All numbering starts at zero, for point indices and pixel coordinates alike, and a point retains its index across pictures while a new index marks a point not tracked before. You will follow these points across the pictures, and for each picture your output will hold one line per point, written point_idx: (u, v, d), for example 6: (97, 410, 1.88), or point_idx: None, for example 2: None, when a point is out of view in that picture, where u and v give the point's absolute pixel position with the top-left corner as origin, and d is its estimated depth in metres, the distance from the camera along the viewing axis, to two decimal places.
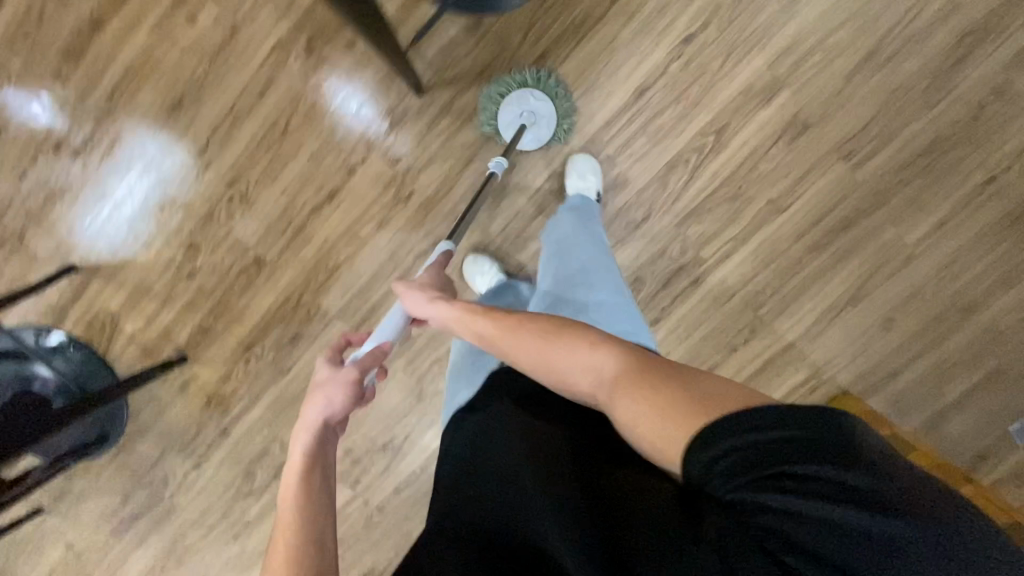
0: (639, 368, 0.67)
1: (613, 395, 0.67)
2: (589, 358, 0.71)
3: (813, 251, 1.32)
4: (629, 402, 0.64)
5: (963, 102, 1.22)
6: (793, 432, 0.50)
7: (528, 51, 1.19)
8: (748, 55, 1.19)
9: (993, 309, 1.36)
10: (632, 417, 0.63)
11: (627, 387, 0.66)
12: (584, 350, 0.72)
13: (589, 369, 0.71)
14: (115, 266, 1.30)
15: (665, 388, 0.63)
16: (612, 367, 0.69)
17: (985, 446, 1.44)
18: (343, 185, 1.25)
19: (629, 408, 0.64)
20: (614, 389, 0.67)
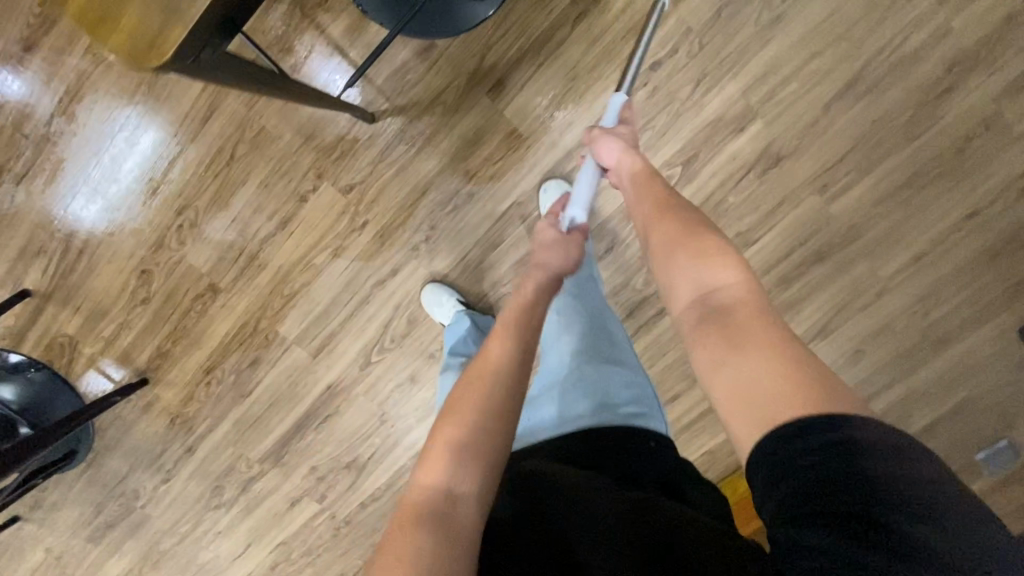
0: (748, 310, 0.56)
1: (702, 332, 0.57)
2: (701, 268, 0.60)
3: (783, 283, 1.27)
4: (714, 343, 0.55)
5: (947, 135, 1.16)
6: (830, 461, 0.43)
7: (483, 78, 1.14)
8: (719, 83, 1.14)
9: (966, 343, 1.29)
10: (714, 361, 0.54)
11: (720, 325, 0.56)
12: (701, 263, 0.60)
13: (695, 284, 0.60)
14: (70, 290, 1.29)
15: (769, 347, 0.52)
16: (722, 295, 0.58)
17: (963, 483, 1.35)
18: (295, 214, 1.22)
19: (713, 350, 0.54)
20: (704, 320, 0.57)
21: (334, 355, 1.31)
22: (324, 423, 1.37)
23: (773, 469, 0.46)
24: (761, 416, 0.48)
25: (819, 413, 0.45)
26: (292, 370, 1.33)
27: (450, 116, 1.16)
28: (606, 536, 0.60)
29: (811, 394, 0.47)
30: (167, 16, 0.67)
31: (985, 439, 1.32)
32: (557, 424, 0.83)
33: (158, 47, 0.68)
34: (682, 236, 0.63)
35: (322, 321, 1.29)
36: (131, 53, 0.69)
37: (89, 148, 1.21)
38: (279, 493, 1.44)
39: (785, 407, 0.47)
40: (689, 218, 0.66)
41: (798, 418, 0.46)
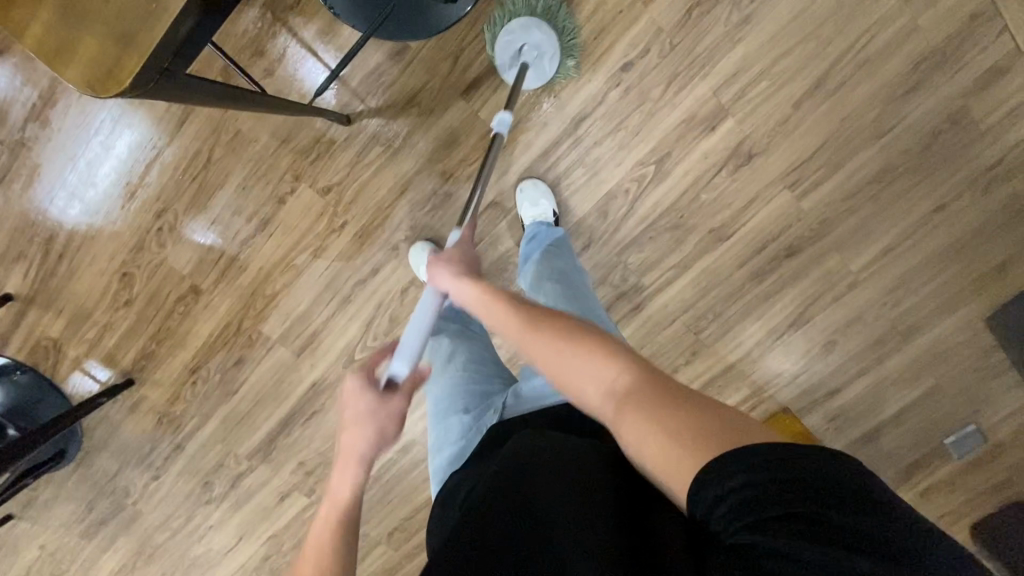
0: (653, 384, 0.52)
1: (618, 419, 0.52)
2: (592, 367, 0.55)
3: (756, 277, 1.29)
4: (634, 422, 0.50)
5: (913, 131, 1.18)
6: (781, 470, 0.42)
7: (458, 80, 1.16)
8: (691, 82, 1.17)
9: (932, 334, 1.31)
10: (639, 439, 0.49)
11: (635, 403, 0.51)
12: (587, 362, 0.56)
13: (592, 382, 0.55)
14: (51, 293, 1.30)
15: (685, 411, 0.48)
16: (623, 379, 0.53)
17: (931, 466, 1.39)
18: (274, 215, 1.24)
19: (634, 426, 0.50)
20: (621, 406, 0.52)
21: (317, 353, 1.33)
22: (311, 420, 1.38)
23: (735, 476, 0.43)
24: (690, 466, 0.45)
25: (739, 448, 0.44)
26: (276, 369, 1.35)
27: (426, 117, 1.18)
28: (583, 520, 0.53)
29: (733, 436, 0.45)
30: (125, 44, 0.68)
31: (946, 422, 1.36)
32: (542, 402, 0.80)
33: (116, 73, 0.68)
34: (558, 343, 0.58)
35: (305, 320, 1.31)
36: (88, 76, 0.69)
37: (65, 154, 1.23)
38: (268, 488, 1.46)
39: (713, 449, 0.45)
40: (561, 325, 0.60)
41: (732, 452, 0.44)
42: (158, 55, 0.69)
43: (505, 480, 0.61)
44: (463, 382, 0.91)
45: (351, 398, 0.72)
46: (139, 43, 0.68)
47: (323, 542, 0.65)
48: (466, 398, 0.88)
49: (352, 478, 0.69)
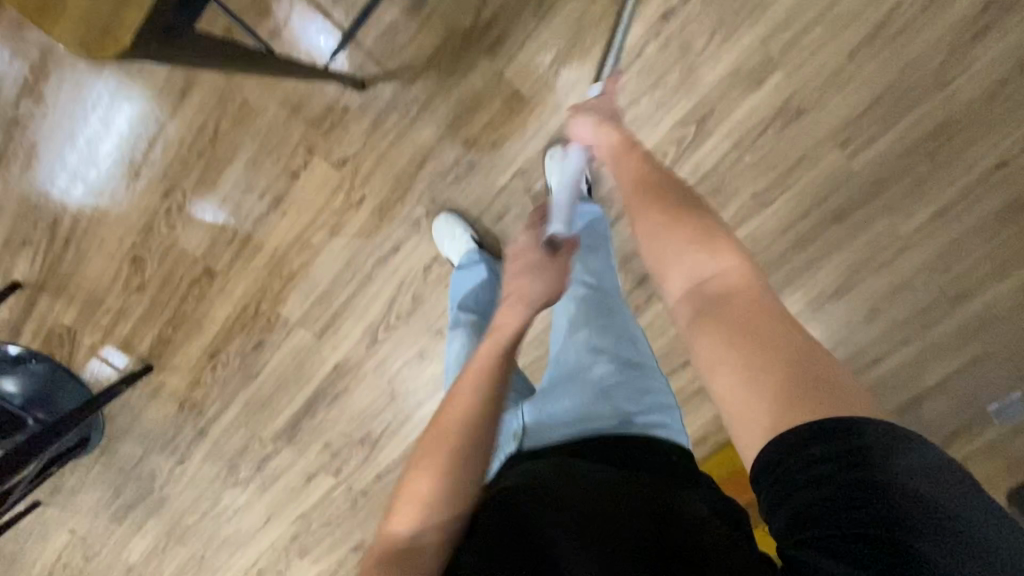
0: (756, 297, 0.46)
1: (701, 316, 0.47)
2: (694, 256, 0.50)
3: (800, 244, 1.21)
4: (712, 331, 0.45)
5: (980, 80, 1.07)
6: (843, 472, 0.35)
7: (480, 36, 1.06)
8: (736, 33, 1.09)
9: (987, 300, 1.19)
10: (709, 359, 0.45)
11: (722, 313, 0.46)
12: (689, 247, 0.50)
13: (691, 273, 0.50)
14: (61, 279, 1.25)
15: (774, 342, 0.42)
16: (722, 281, 0.48)
17: (990, 443, 1.26)
18: (287, 191, 1.17)
19: (708, 340, 0.45)
20: (708, 307, 0.47)
21: (340, 335, 1.28)
22: (335, 402, 1.34)
23: (785, 482, 0.37)
24: (756, 417, 0.41)
25: (820, 419, 0.37)
26: (297, 352, 1.30)
27: (447, 79, 1.08)
28: (602, 535, 0.49)
29: (819, 398, 0.39)
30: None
31: (995, 387, 1.23)
32: (561, 430, 0.68)
33: (114, 30, 0.60)
34: (670, 223, 0.53)
35: (325, 301, 1.25)
36: (81, 37, 0.61)
37: (63, 133, 1.15)
38: (294, 470, 1.44)
39: (785, 409, 0.39)
40: (676, 204, 0.54)
41: (804, 423, 0.38)
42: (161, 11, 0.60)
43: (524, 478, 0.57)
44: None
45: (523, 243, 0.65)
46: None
47: (465, 400, 0.58)
48: None
49: (503, 345, 0.61)
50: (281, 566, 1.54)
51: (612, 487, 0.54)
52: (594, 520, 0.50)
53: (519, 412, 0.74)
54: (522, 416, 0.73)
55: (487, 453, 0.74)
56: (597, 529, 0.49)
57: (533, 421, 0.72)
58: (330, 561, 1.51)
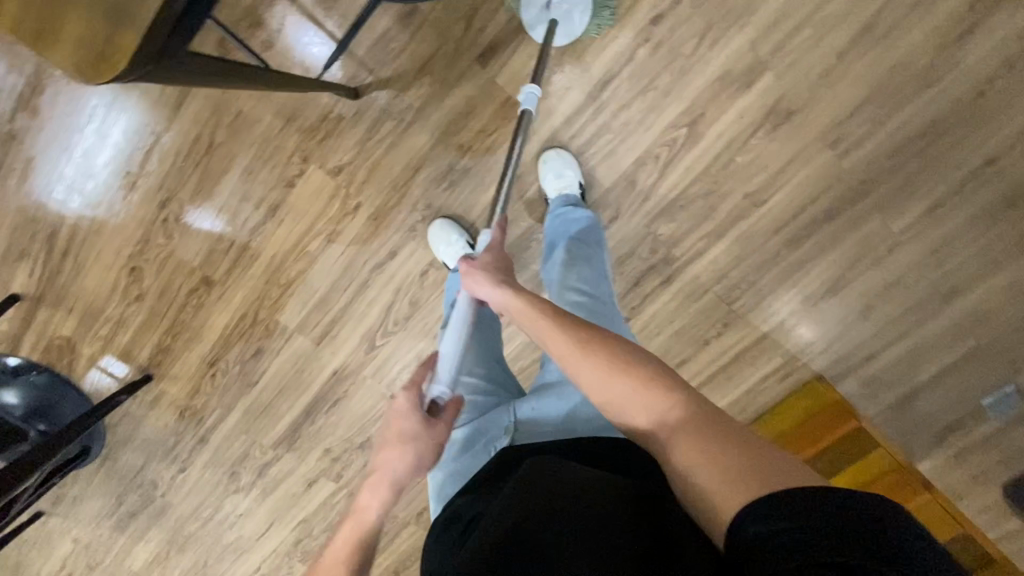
0: (708, 418, 0.50)
1: (670, 446, 0.51)
2: (642, 395, 0.53)
3: (793, 243, 1.22)
4: (684, 457, 0.49)
5: (968, 78, 1.08)
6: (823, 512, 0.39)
7: (473, 43, 1.07)
8: (726, 36, 1.10)
9: (977, 295, 1.20)
10: (686, 473, 0.49)
11: (688, 436, 0.49)
12: (643, 387, 0.53)
13: (646, 412, 0.53)
14: (60, 291, 1.26)
15: (731, 456, 0.46)
16: (676, 413, 0.51)
17: (985, 436, 1.27)
18: (284, 199, 1.18)
19: (689, 453, 0.49)
20: (673, 437, 0.50)
21: (338, 341, 1.28)
22: (334, 408, 1.35)
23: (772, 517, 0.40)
24: (730, 501, 0.44)
25: (775, 491, 0.42)
26: (296, 358, 1.31)
27: (440, 86, 1.09)
28: (602, 536, 0.50)
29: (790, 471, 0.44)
30: (116, 20, 0.60)
31: (986, 380, 1.24)
32: (556, 432, 0.69)
33: (113, 58, 0.60)
34: (610, 370, 0.55)
35: (323, 307, 1.26)
36: (84, 66, 0.61)
37: (59, 145, 1.16)
38: (295, 476, 1.44)
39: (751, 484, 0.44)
40: (607, 347, 0.57)
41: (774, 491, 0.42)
42: (150, 34, 0.60)
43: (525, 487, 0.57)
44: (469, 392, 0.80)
45: (399, 414, 0.66)
46: (131, 18, 0.59)
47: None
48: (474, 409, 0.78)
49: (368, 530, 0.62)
50: (284, 571, 1.55)
51: (612, 486, 0.55)
52: (591, 524, 0.51)
53: (511, 407, 0.74)
54: (515, 412, 0.73)
55: (476, 445, 0.74)
56: (597, 531, 0.50)
57: (526, 417, 0.72)
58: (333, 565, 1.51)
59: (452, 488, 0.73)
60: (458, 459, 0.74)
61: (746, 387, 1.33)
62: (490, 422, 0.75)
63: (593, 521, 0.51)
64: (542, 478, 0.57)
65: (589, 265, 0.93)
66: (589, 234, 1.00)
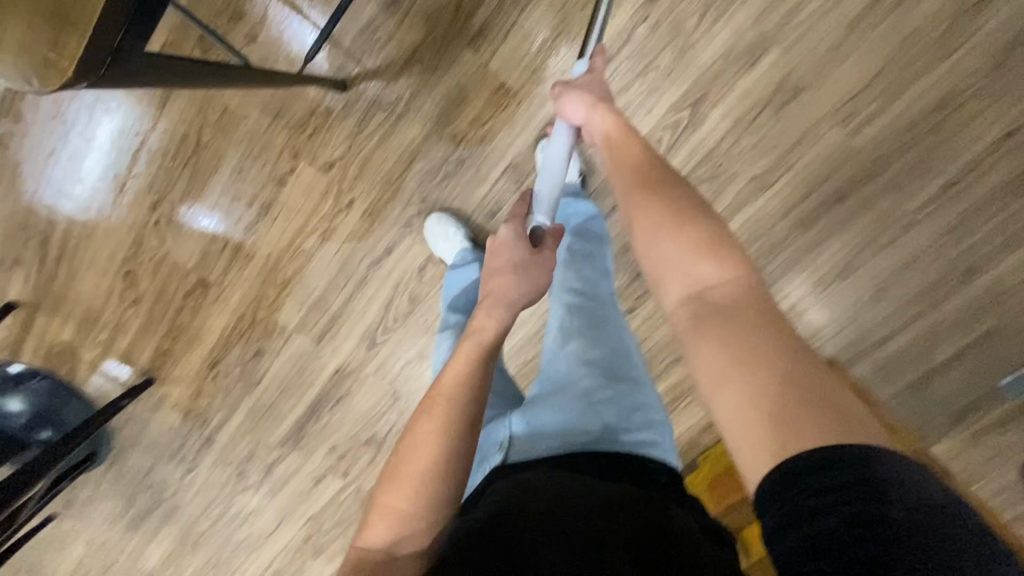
0: (760, 310, 0.44)
1: (703, 325, 0.45)
2: (696, 259, 0.47)
3: (802, 226, 1.18)
4: (715, 345, 0.43)
5: (986, 46, 1.03)
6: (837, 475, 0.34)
7: (463, 28, 1.03)
8: (728, 12, 1.05)
9: (997, 273, 1.15)
10: (715, 377, 0.42)
11: (729, 322, 0.44)
12: (692, 251, 0.48)
13: (693, 277, 0.47)
14: (57, 298, 1.25)
15: (777, 351, 0.41)
16: (725, 290, 0.46)
17: (1005, 418, 1.22)
18: (276, 197, 1.15)
19: (712, 349, 0.43)
20: (701, 321, 0.45)
21: (338, 339, 1.26)
22: (337, 406, 1.34)
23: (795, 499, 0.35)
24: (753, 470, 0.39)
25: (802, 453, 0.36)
26: (297, 358, 1.30)
27: (431, 75, 1.05)
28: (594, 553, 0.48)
29: (819, 416, 0.37)
30: (59, 24, 0.50)
31: (1005, 360, 1.20)
32: (549, 444, 0.66)
33: (56, 59, 0.51)
34: (669, 214, 0.50)
35: (321, 306, 1.23)
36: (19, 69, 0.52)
37: (45, 149, 1.14)
38: (302, 473, 1.44)
39: (783, 437, 0.37)
40: (677, 198, 0.51)
41: (797, 456, 0.36)
42: (106, 38, 0.52)
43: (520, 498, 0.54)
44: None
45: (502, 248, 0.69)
46: (76, 14, 0.50)
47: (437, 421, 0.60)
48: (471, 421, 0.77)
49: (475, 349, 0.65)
50: (295, 566, 1.56)
51: (607, 498, 0.53)
52: (589, 535, 0.49)
53: (505, 421, 0.72)
54: (508, 425, 0.71)
55: (473, 462, 0.72)
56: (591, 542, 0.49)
57: (520, 430, 0.69)
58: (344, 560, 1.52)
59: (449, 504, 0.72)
60: None
61: None
62: (486, 435, 0.73)
63: (587, 535, 0.49)
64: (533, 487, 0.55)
65: (588, 261, 0.86)
66: (591, 228, 0.94)
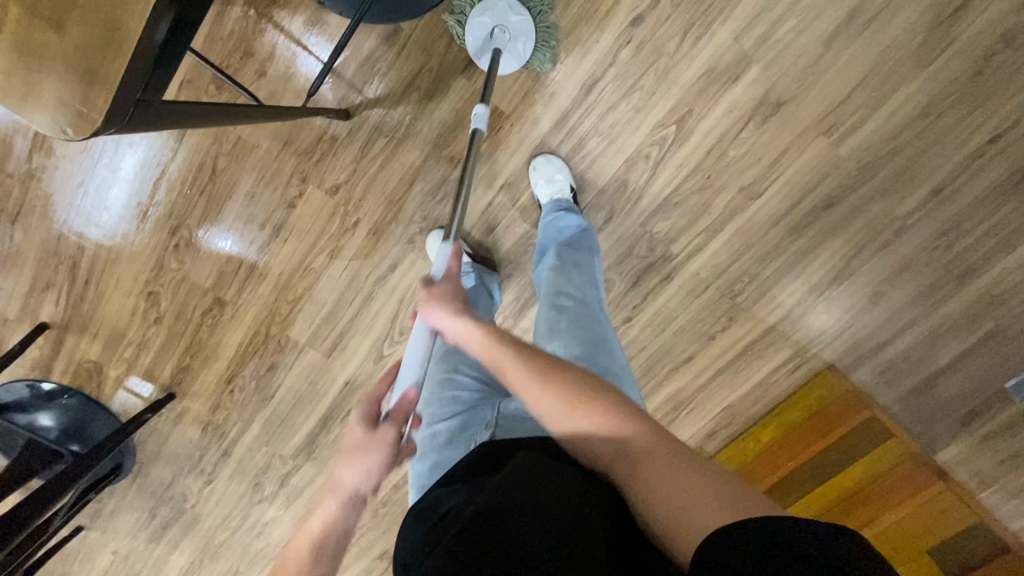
0: (674, 447, 0.52)
1: (635, 475, 0.53)
2: (605, 422, 0.55)
3: (794, 233, 1.20)
4: (663, 473, 0.51)
5: (964, 56, 1.06)
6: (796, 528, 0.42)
7: (457, 57, 1.10)
8: (709, 30, 1.10)
9: (991, 275, 1.16)
10: (664, 489, 0.50)
11: (649, 467, 0.52)
12: (602, 420, 0.55)
13: (607, 440, 0.55)
14: (85, 318, 1.33)
15: (697, 470, 0.50)
16: (640, 441, 0.53)
17: (1008, 419, 1.23)
18: (287, 219, 1.22)
19: (660, 475, 0.51)
20: (639, 463, 0.52)
21: (347, 353, 1.32)
22: (349, 416, 1.39)
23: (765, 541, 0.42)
24: (685, 533, 0.47)
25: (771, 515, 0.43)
26: (309, 371, 1.35)
27: (428, 101, 1.12)
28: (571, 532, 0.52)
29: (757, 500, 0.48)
30: (89, 81, 0.56)
31: (1005, 362, 1.21)
32: (530, 425, 0.70)
33: (87, 112, 0.56)
34: (577, 402, 0.57)
35: (331, 321, 1.29)
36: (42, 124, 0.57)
37: (74, 180, 1.22)
38: (316, 484, 1.49)
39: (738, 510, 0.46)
40: (574, 381, 0.58)
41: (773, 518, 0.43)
42: (125, 88, 0.57)
43: (505, 495, 0.56)
44: (459, 390, 0.84)
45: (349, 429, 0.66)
46: (103, 80, 0.55)
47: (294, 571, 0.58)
48: (457, 404, 0.81)
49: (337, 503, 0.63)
50: None
51: (591, 495, 0.55)
52: (566, 522, 0.52)
53: (495, 406, 0.77)
54: (497, 409, 0.76)
55: (458, 438, 0.77)
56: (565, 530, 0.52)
57: (506, 413, 0.74)
58: (355, 569, 1.55)
59: (429, 479, 0.77)
60: (440, 451, 0.77)
61: (754, 380, 1.32)
62: (474, 417, 0.78)
63: (572, 522, 0.52)
64: (515, 477, 0.58)
65: (579, 269, 0.93)
66: (581, 238, 1.02)
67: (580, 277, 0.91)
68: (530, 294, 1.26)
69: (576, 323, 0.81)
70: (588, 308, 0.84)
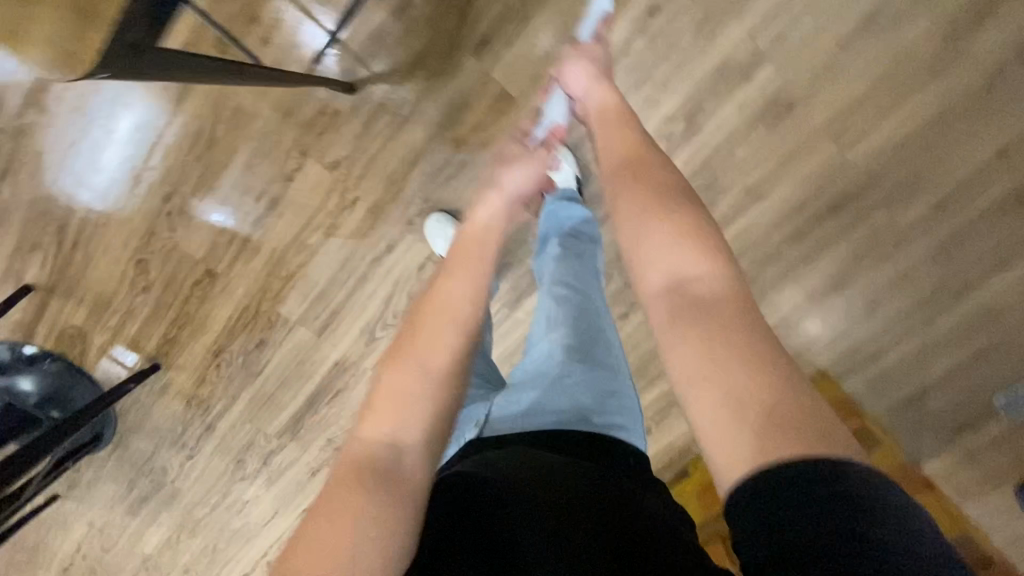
0: (732, 306, 0.47)
1: (674, 315, 0.48)
2: (677, 242, 0.51)
3: (795, 237, 1.20)
4: (698, 333, 0.46)
5: (979, 68, 1.03)
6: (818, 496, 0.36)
7: (468, 36, 1.08)
8: (724, 26, 1.08)
9: (988, 291, 1.15)
10: (691, 371, 0.45)
11: (698, 315, 0.47)
12: (675, 241, 0.51)
13: (677, 259, 0.51)
14: (71, 282, 1.30)
15: (745, 344, 0.44)
16: (701, 284, 0.49)
17: (997, 436, 1.22)
18: (284, 192, 1.20)
19: (690, 339, 0.46)
20: (681, 310, 0.48)
21: (337, 333, 1.30)
22: (336, 398, 1.36)
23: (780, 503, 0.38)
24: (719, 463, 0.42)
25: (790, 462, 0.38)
26: (299, 349, 1.33)
27: (435, 80, 1.10)
28: (571, 532, 0.50)
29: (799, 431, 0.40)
30: (85, 21, 0.55)
31: (998, 380, 1.20)
32: (519, 423, 0.69)
33: (78, 51, 0.56)
34: (656, 206, 0.54)
35: (324, 300, 1.27)
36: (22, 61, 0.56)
37: (66, 140, 1.19)
38: (299, 465, 1.46)
39: (763, 441, 0.40)
40: (661, 189, 0.56)
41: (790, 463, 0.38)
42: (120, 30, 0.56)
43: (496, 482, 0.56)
44: None
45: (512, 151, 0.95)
46: (98, 22, 0.55)
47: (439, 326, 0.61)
48: None
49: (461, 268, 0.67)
50: None
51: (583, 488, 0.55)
52: (557, 510, 0.52)
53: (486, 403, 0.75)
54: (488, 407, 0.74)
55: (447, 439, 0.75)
56: (557, 519, 0.51)
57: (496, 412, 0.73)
58: None
59: None
60: None
61: None
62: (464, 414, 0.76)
63: (564, 512, 0.52)
64: (508, 467, 0.58)
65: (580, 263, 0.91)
66: (581, 229, 0.99)
67: (580, 271, 0.89)
68: (528, 283, 1.24)
69: (574, 315, 0.80)
70: (586, 303, 0.82)
